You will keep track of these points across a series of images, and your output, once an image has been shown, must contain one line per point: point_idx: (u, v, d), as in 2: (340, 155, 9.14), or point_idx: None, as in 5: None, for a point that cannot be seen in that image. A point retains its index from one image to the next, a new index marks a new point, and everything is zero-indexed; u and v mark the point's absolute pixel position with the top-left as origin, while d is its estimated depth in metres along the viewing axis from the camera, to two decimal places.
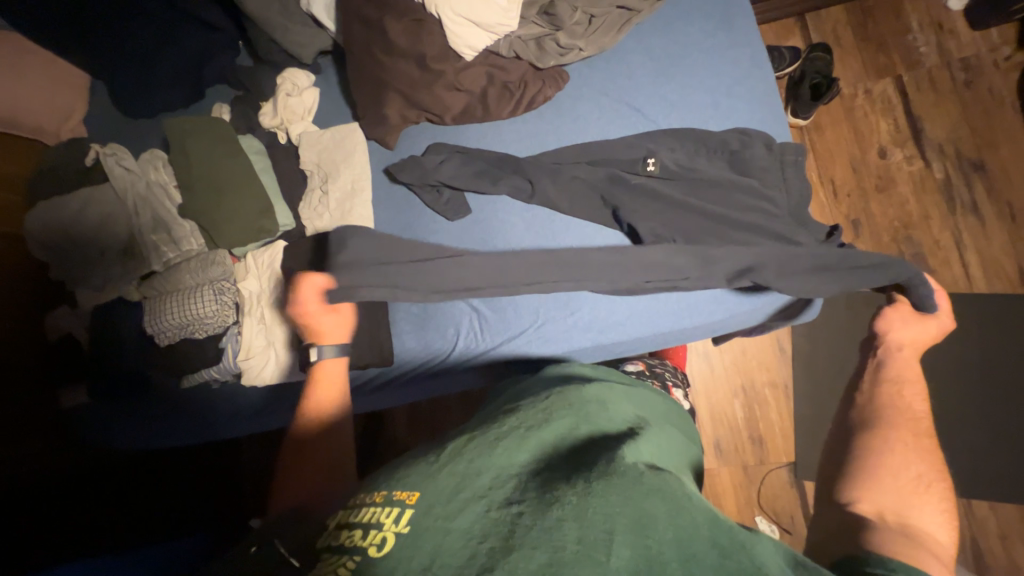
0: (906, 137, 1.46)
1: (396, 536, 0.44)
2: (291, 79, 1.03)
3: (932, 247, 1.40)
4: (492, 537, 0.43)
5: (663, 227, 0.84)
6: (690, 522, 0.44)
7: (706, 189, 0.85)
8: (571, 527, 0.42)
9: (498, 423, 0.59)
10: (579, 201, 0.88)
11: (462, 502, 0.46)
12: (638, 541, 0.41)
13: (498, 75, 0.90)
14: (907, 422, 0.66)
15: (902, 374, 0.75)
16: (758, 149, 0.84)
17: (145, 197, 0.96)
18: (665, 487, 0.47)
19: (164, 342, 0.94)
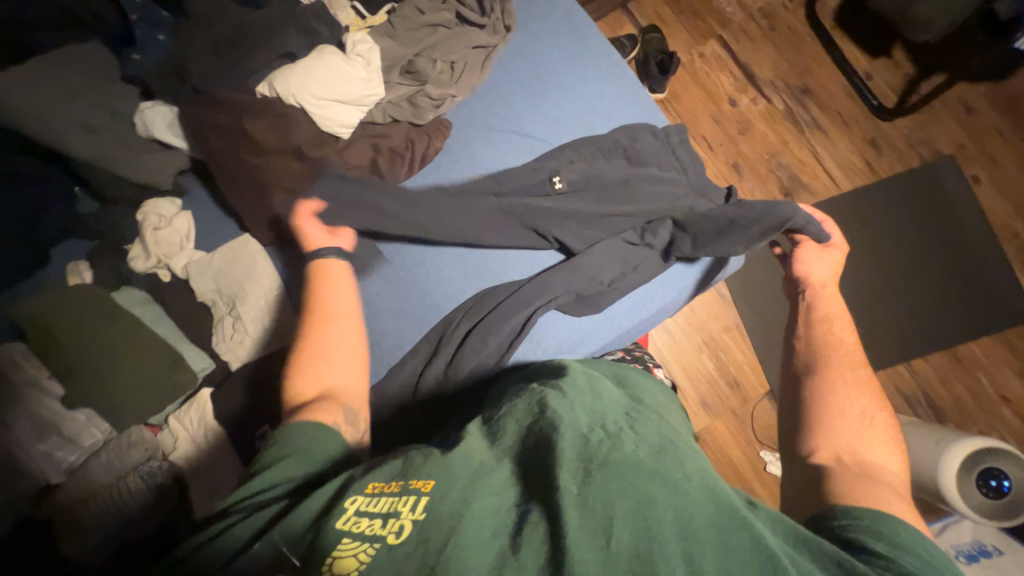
0: (745, 84, 1.67)
1: (413, 522, 0.49)
2: (154, 211, 0.91)
3: (799, 166, 1.61)
4: (501, 530, 0.48)
5: (590, 231, 0.87)
6: (690, 504, 0.48)
7: (617, 187, 0.88)
8: (574, 513, 0.46)
9: (509, 414, 0.60)
10: (507, 233, 0.87)
11: (475, 492, 0.50)
12: (640, 523, 0.46)
13: (382, 141, 0.87)
14: (841, 358, 0.82)
15: (829, 311, 0.89)
16: (646, 138, 0.91)
17: (14, 402, 0.78)
18: (668, 472, 0.50)
19: (92, 563, 0.76)
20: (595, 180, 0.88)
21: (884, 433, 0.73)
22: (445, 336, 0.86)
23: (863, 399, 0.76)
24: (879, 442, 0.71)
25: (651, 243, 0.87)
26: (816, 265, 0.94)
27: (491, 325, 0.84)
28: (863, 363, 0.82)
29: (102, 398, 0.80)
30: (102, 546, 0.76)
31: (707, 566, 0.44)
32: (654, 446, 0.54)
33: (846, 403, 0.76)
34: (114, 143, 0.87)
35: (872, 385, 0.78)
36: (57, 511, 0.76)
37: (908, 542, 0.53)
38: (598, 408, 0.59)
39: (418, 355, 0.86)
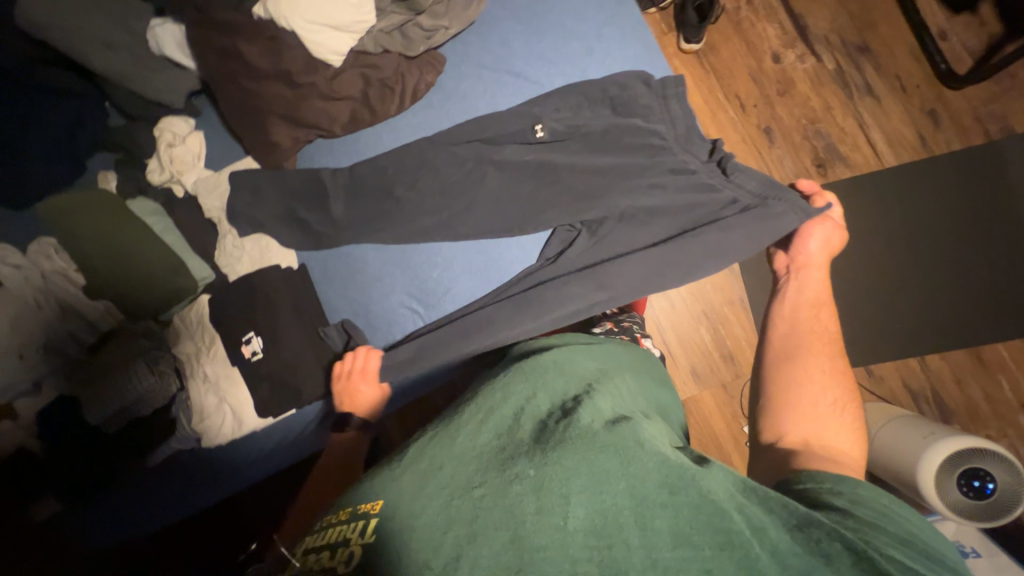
0: (794, 38, 1.51)
1: (364, 546, 0.50)
2: (170, 129, 1.00)
3: (840, 135, 1.47)
4: (457, 529, 0.49)
5: (569, 176, 0.86)
6: (641, 467, 0.52)
7: (599, 132, 0.86)
8: (531, 499, 0.50)
9: (466, 406, 0.63)
10: (487, 175, 0.88)
11: (428, 493, 0.52)
12: (594, 498, 0.50)
13: (372, 73, 0.88)
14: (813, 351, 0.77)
15: (812, 296, 0.84)
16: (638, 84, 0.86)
17: (45, 287, 0.90)
18: (619, 442, 0.54)
19: (112, 427, 0.89)
20: (579, 125, 0.86)
21: (851, 424, 0.68)
22: (427, 292, 0.92)
23: (833, 391, 0.71)
24: (846, 439, 0.67)
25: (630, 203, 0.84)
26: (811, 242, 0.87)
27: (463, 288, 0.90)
28: (837, 352, 0.77)
29: (118, 294, 0.90)
30: (116, 417, 0.89)
31: (660, 525, 0.48)
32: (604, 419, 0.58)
33: (822, 400, 0.70)
34: (132, 61, 0.93)
35: (846, 377, 0.74)
36: (78, 384, 0.89)
37: (864, 493, 0.55)
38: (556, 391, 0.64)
39: (403, 308, 0.93)
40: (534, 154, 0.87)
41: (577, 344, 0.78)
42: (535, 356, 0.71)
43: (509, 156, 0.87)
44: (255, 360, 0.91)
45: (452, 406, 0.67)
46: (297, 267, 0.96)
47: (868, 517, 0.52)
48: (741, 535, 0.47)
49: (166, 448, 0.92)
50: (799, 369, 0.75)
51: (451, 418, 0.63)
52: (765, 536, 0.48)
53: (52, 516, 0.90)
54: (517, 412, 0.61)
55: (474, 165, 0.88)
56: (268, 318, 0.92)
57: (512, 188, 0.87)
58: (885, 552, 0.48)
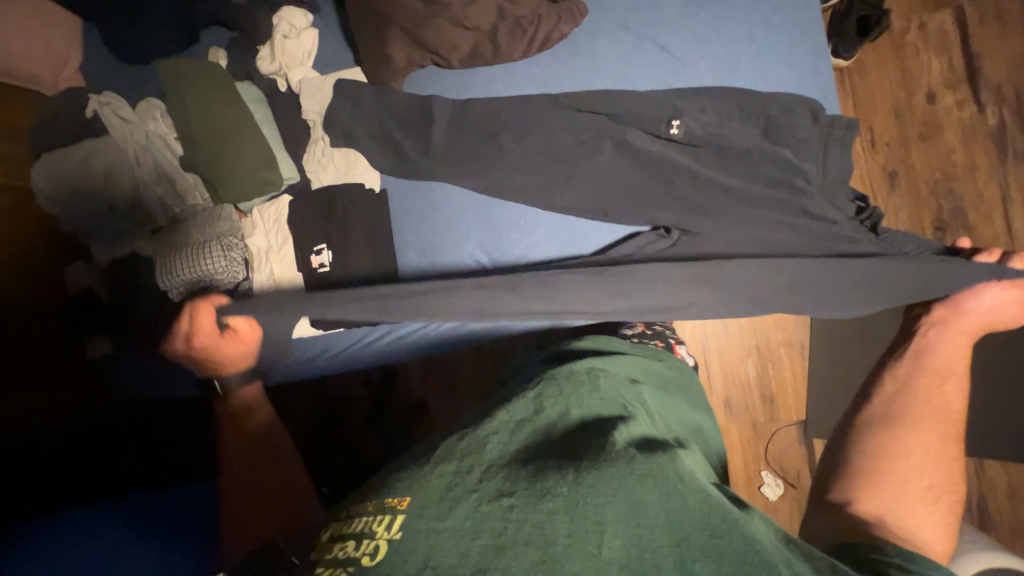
0: (960, 79, 1.33)
1: (389, 542, 0.44)
2: (288, 20, 0.98)
3: (974, 201, 1.31)
4: (483, 536, 0.44)
5: (683, 166, 0.79)
6: (680, 501, 0.47)
7: (730, 130, 0.79)
8: (564, 519, 0.45)
9: (495, 414, 0.61)
10: (597, 147, 0.82)
11: (455, 498, 0.48)
12: (630, 530, 0.45)
13: (509, 8, 0.82)
14: (929, 430, 0.61)
15: (940, 364, 0.68)
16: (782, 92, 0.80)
17: (145, 146, 0.93)
18: (657, 469, 0.50)
19: (176, 296, 0.92)
20: (710, 118, 0.79)
21: (943, 513, 0.54)
22: (498, 247, 0.89)
23: (934, 475, 0.56)
24: (934, 528, 0.53)
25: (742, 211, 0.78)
26: (982, 299, 0.71)
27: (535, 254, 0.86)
28: (954, 432, 0.61)
29: (209, 172, 0.93)
30: (182, 288, 0.92)
31: (703, 569, 0.42)
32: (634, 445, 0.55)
33: (919, 478, 0.55)
34: None
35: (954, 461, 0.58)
36: (155, 246, 0.94)
37: (943, 574, 0.44)
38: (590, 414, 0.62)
39: (469, 257, 0.90)
40: (653, 138, 0.80)
41: (616, 366, 0.75)
42: (568, 368, 0.71)
43: (626, 132, 0.81)
44: (321, 272, 0.91)
45: (477, 416, 0.64)
46: (378, 190, 0.94)
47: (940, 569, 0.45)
48: None
49: None
50: (896, 439, 0.59)
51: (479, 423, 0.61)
52: None
53: (101, 356, 0.97)
54: (546, 429, 0.59)
55: (587, 134, 0.82)
56: (341, 235, 0.92)
57: (619, 167, 0.82)
58: None
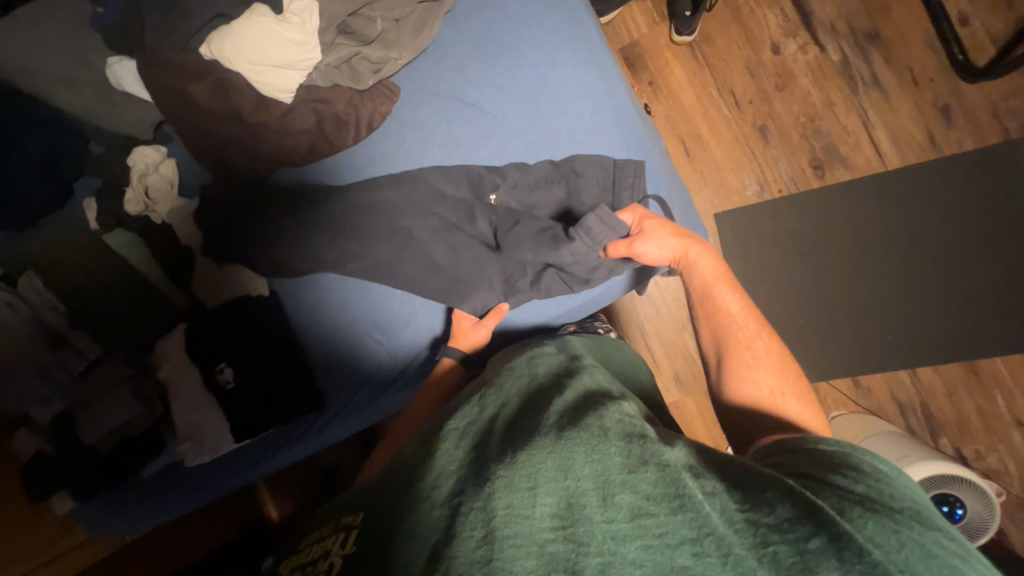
0: (796, 26, 1.39)
1: (344, 556, 0.54)
2: (141, 158, 1.02)
3: (841, 133, 1.38)
4: (436, 537, 0.50)
5: (502, 198, 0.88)
6: (605, 451, 0.51)
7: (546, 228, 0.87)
8: (500, 494, 0.49)
9: (445, 423, 0.63)
10: (442, 201, 0.87)
11: (409, 514, 0.53)
12: (559, 484, 0.49)
13: (325, 108, 0.86)
14: (757, 396, 0.71)
15: (713, 288, 0.80)
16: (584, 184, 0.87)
17: (35, 319, 0.95)
18: (583, 428, 0.54)
19: (106, 444, 0.97)
20: (523, 179, 0.88)
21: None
22: (387, 322, 0.98)
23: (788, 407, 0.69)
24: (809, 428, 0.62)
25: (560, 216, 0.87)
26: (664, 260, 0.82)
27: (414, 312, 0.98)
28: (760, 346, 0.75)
29: (109, 326, 1.00)
30: (110, 435, 0.96)
31: (622, 500, 0.47)
32: (564, 413, 0.58)
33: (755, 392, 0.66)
34: (94, 96, 0.98)
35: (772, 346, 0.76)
36: (75, 402, 0.97)
37: (825, 452, 0.56)
38: (530, 393, 0.65)
39: (368, 338, 0.98)
40: (490, 248, 0.87)
41: (553, 344, 0.78)
42: (513, 360, 0.74)
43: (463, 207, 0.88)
44: (229, 387, 0.96)
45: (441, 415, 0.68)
46: (267, 294, 0.99)
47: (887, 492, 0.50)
48: (694, 496, 0.47)
49: (156, 463, 0.99)
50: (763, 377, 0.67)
51: (432, 431, 0.63)
52: (720, 497, 0.48)
53: (71, 511, 1.01)
54: (492, 417, 0.62)
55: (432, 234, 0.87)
56: (240, 344, 0.97)
57: (456, 211, 0.88)
58: (883, 518, 0.46)
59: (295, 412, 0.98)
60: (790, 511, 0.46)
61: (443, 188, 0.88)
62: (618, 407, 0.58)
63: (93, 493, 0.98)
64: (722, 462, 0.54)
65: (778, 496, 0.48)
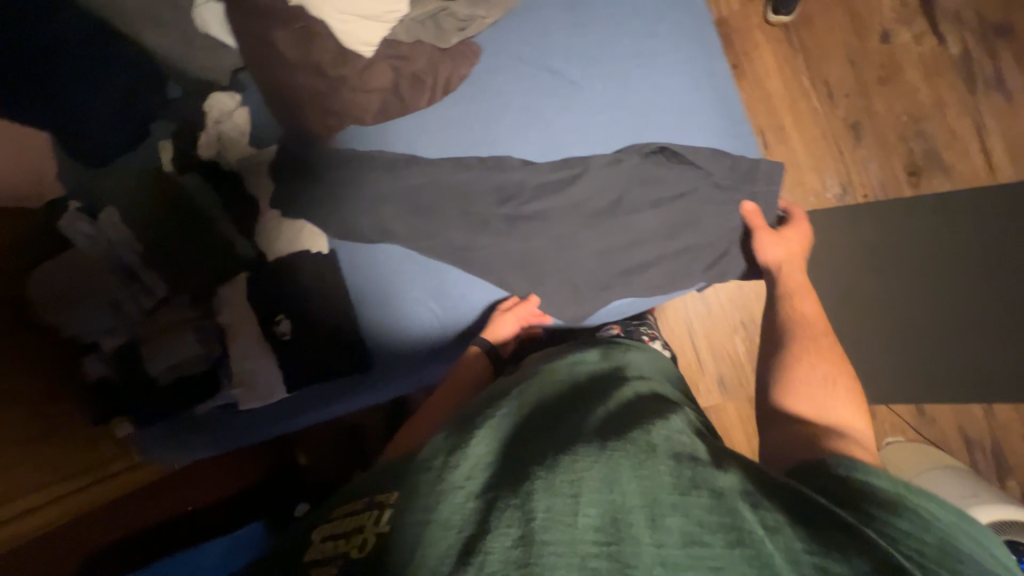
0: (914, 12, 1.25)
1: (378, 536, 0.52)
2: (217, 105, 1.04)
3: (947, 138, 1.24)
4: (469, 528, 0.49)
5: (592, 187, 0.82)
6: (653, 470, 0.51)
7: (661, 241, 0.82)
8: (540, 496, 0.49)
9: (478, 415, 0.64)
10: (523, 169, 0.83)
11: (439, 495, 0.52)
12: (605, 497, 0.49)
13: (404, 65, 0.84)
14: (820, 390, 0.70)
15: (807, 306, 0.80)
16: (689, 183, 0.82)
17: (110, 253, 1.00)
18: (629, 444, 0.54)
19: (166, 380, 1.01)
20: (616, 169, 0.81)
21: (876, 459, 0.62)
22: (446, 296, 0.97)
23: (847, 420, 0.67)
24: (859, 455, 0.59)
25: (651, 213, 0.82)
26: (772, 253, 0.82)
27: (466, 288, 0.95)
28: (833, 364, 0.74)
29: (174, 267, 1.01)
30: (170, 373, 1.01)
31: (671, 523, 0.47)
32: (606, 424, 0.59)
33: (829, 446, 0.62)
34: (182, 41, 1.00)
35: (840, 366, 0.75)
36: (145, 338, 1.00)
37: (880, 487, 0.53)
38: (569, 405, 0.65)
39: (421, 306, 0.98)
40: (573, 240, 0.82)
41: (591, 350, 0.79)
42: (552, 366, 0.75)
43: (549, 203, 0.82)
44: (286, 339, 0.98)
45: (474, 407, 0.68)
46: (327, 252, 0.99)
47: (957, 552, 0.47)
48: (749, 532, 0.46)
49: (206, 404, 1.03)
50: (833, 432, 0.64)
51: (463, 423, 0.63)
52: (776, 533, 0.47)
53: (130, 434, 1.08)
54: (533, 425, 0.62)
55: (509, 226, 0.84)
56: (299, 298, 0.98)
57: (538, 188, 0.83)
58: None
59: (344, 371, 0.99)
60: (847, 556, 0.45)
61: (525, 181, 0.83)
62: (664, 424, 0.58)
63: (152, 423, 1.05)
64: (768, 487, 0.53)
65: (833, 537, 0.47)
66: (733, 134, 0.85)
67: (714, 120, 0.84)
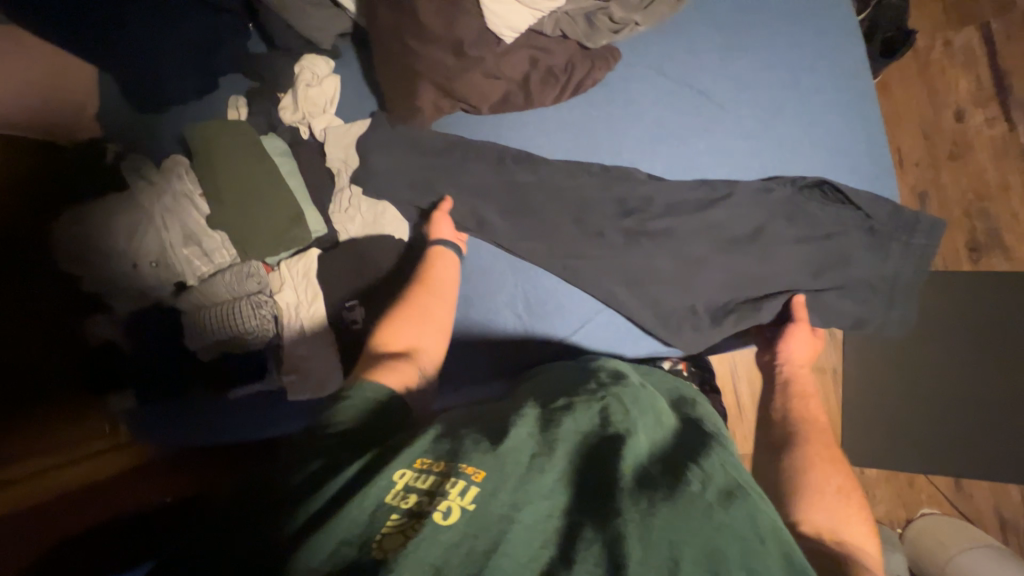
0: (990, 97, 1.30)
1: (465, 510, 0.45)
2: (310, 68, 0.95)
3: (1009, 220, 1.27)
4: (550, 546, 0.44)
5: (727, 212, 0.79)
6: (763, 562, 0.44)
7: (798, 277, 0.79)
8: (636, 545, 0.42)
9: (562, 415, 0.56)
10: (650, 185, 0.80)
11: (528, 494, 0.47)
12: (707, 571, 0.42)
13: (542, 58, 0.80)
14: (824, 501, 0.64)
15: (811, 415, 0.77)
16: (830, 221, 0.79)
17: (172, 210, 0.88)
18: (739, 517, 0.46)
19: (205, 356, 0.90)
20: (759, 196, 0.79)
21: None
22: (542, 304, 0.83)
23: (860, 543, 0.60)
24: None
25: (779, 248, 0.79)
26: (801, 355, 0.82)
27: (565, 300, 0.82)
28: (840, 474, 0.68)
29: (236, 234, 0.89)
30: (211, 348, 0.90)
31: None
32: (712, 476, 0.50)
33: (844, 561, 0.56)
34: None
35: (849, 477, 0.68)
36: (185, 309, 0.90)
37: None
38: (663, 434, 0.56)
39: (507, 311, 0.84)
40: (699, 262, 0.79)
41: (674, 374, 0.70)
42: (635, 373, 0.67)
43: (679, 221, 0.79)
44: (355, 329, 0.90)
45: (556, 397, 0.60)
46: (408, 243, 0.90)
47: None
48: None
49: (246, 387, 0.92)
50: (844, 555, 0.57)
51: (550, 414, 0.56)
52: None
53: (124, 411, 0.93)
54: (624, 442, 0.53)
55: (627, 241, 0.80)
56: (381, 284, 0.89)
57: (669, 205, 0.80)
58: None
59: None
60: None
61: (653, 198, 0.80)
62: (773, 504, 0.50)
63: (169, 401, 0.92)
64: None
65: None
66: (882, 179, 0.82)
67: (849, 165, 0.81)
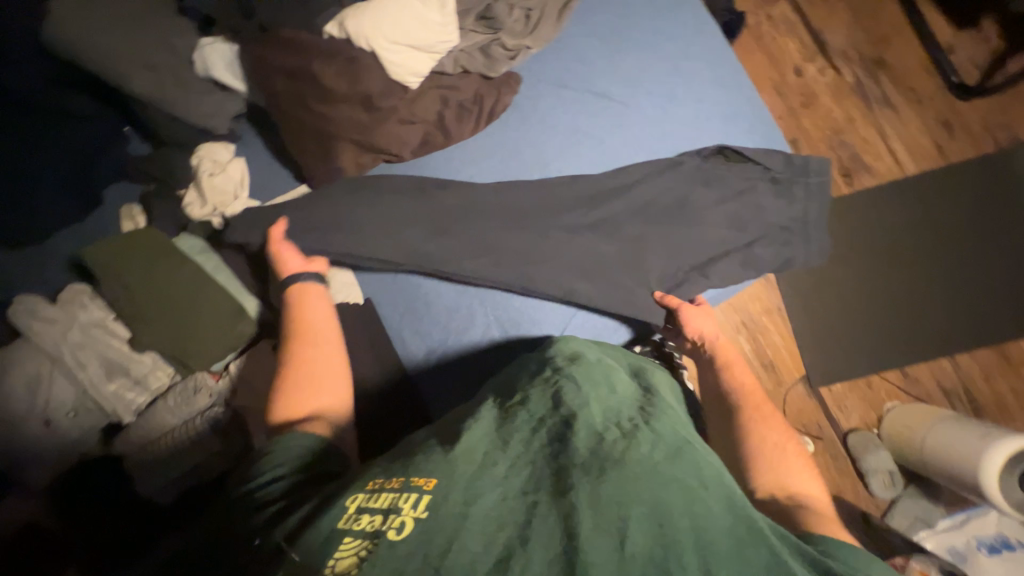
0: (814, 52, 1.56)
1: (416, 519, 0.46)
2: (210, 156, 0.89)
3: (862, 144, 1.49)
4: (509, 526, 0.46)
5: (654, 190, 0.86)
6: (704, 509, 0.48)
7: (729, 232, 0.87)
8: (586, 516, 0.45)
9: (518, 407, 0.57)
10: (581, 185, 0.85)
11: (480, 489, 0.48)
12: (654, 526, 0.46)
13: (451, 95, 0.84)
14: (770, 464, 0.68)
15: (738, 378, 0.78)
16: (740, 176, 0.89)
17: (83, 344, 0.79)
18: (682, 479, 0.50)
19: (167, 496, 0.80)
20: (679, 168, 0.87)
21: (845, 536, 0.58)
22: (516, 325, 0.82)
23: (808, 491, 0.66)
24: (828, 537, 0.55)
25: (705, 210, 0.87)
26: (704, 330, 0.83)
27: (537, 314, 0.83)
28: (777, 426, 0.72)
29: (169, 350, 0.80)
30: (173, 484, 0.80)
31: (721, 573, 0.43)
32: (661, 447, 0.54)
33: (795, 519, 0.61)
34: (173, 83, 0.86)
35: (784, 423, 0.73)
36: (126, 451, 0.79)
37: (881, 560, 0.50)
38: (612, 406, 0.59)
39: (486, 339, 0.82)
40: (644, 241, 0.84)
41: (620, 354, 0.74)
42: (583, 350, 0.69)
43: (616, 209, 0.85)
44: None
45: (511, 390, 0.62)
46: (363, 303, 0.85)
47: None
48: None
49: None
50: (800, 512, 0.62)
51: (508, 408, 0.58)
52: None
53: None
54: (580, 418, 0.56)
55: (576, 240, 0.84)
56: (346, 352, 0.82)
57: (603, 197, 0.85)
58: None
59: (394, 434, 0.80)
60: None
61: (587, 195, 0.85)
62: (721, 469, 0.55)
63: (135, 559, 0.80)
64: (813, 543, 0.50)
65: None
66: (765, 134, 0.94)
67: (737, 128, 0.93)
